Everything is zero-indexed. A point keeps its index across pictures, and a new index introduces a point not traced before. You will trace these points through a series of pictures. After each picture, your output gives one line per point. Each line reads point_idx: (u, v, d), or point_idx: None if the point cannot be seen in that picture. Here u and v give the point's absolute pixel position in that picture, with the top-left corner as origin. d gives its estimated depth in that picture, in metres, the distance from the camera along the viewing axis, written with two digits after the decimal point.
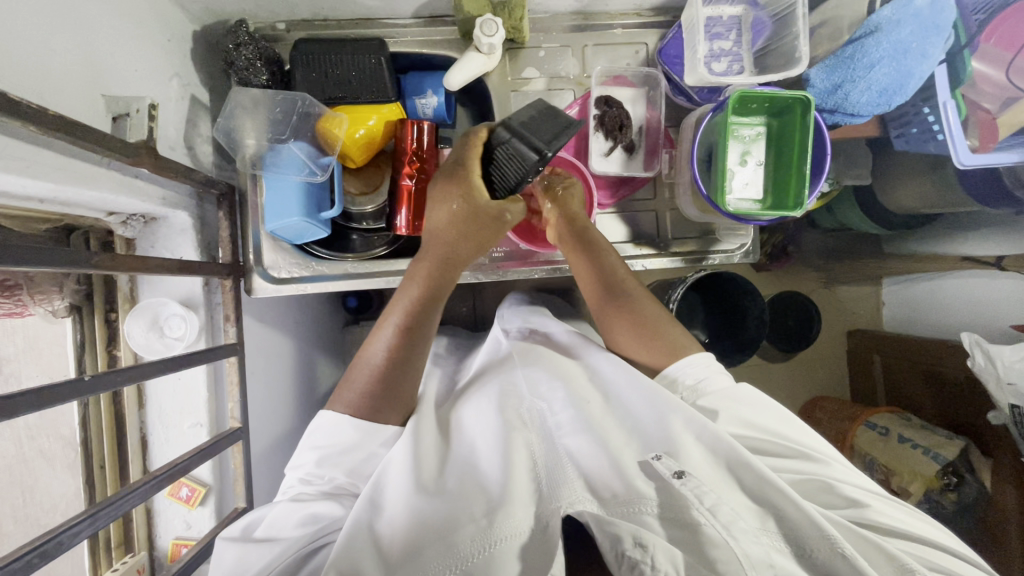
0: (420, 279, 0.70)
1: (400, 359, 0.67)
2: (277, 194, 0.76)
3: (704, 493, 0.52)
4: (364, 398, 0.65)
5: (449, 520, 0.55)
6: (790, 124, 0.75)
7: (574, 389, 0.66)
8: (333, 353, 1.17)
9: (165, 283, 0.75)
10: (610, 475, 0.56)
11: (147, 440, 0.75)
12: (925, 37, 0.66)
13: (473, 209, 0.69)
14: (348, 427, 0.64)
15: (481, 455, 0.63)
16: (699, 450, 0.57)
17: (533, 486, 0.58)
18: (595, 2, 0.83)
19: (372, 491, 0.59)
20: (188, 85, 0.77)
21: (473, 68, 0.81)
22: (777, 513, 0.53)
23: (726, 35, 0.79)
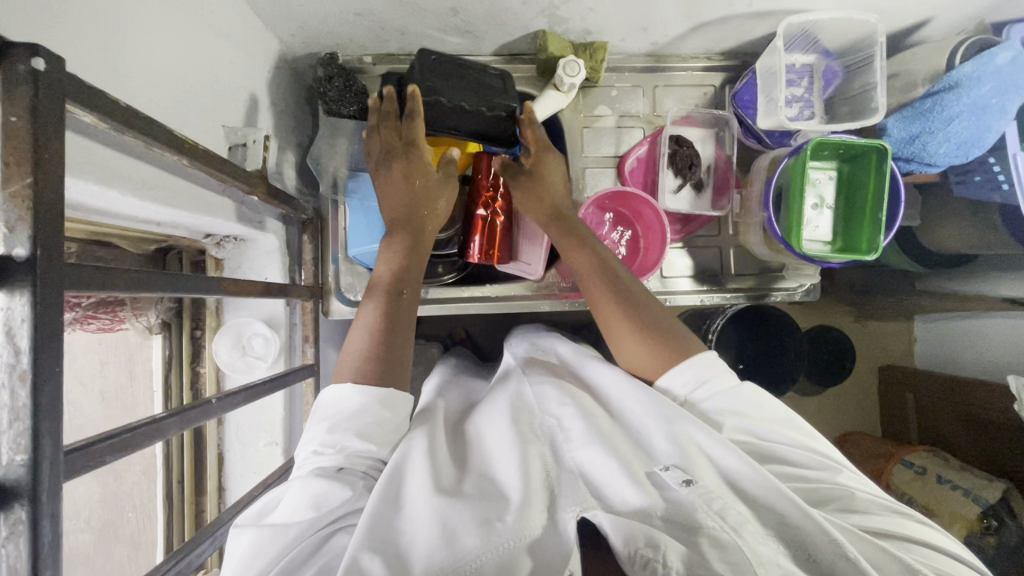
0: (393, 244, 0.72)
1: (388, 325, 0.65)
2: (362, 222, 0.80)
3: (712, 499, 0.52)
4: (363, 365, 0.62)
5: (476, 521, 0.51)
6: (863, 175, 0.77)
7: (584, 404, 0.64)
8: None
9: (249, 304, 0.77)
10: (625, 485, 0.54)
11: (224, 458, 0.76)
12: (1007, 94, 0.68)
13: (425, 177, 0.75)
14: (352, 392, 0.60)
15: (496, 465, 0.60)
16: (709, 466, 0.56)
17: (547, 491, 0.55)
18: (670, 45, 0.86)
19: (385, 491, 0.55)
20: (280, 114, 0.80)
21: (551, 106, 0.84)
22: (782, 521, 0.52)
23: (799, 82, 0.82)
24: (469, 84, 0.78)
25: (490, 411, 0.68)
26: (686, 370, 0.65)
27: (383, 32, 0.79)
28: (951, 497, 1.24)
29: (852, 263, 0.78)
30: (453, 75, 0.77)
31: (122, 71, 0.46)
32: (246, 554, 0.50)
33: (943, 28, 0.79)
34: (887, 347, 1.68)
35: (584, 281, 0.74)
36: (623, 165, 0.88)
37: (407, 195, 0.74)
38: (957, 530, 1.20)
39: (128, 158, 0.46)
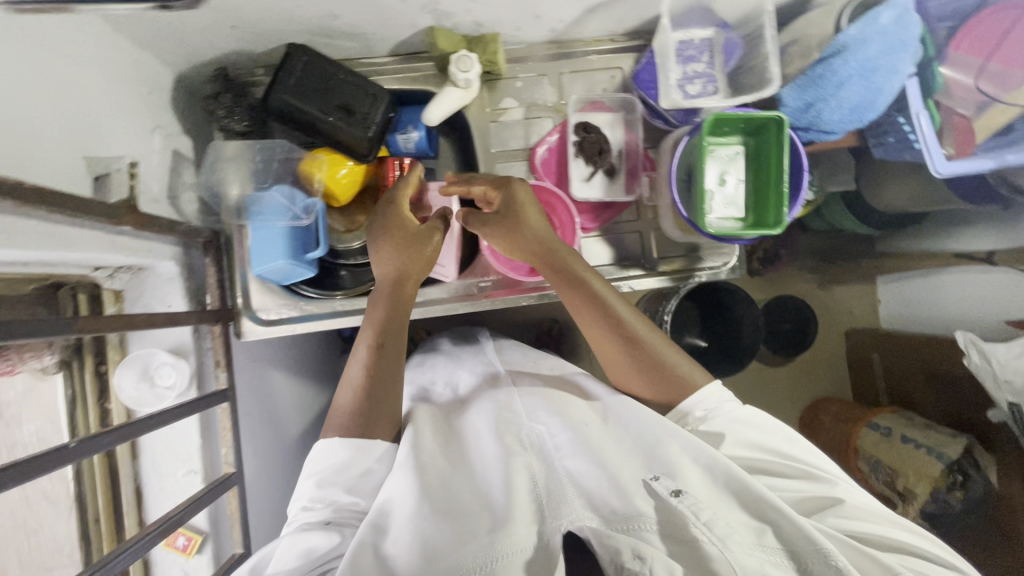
0: (382, 303, 0.72)
1: (377, 375, 0.70)
2: (263, 239, 0.78)
3: (700, 509, 0.54)
4: (352, 417, 0.68)
5: (458, 537, 0.56)
6: (762, 148, 0.76)
7: (570, 415, 0.68)
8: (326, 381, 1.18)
9: (153, 334, 0.76)
10: (610, 493, 0.57)
11: (142, 491, 0.75)
12: (894, 54, 0.66)
13: (402, 231, 0.73)
14: (339, 446, 0.66)
15: (483, 474, 0.64)
16: (698, 469, 0.59)
17: (533, 505, 0.59)
18: (569, 30, 0.84)
19: (375, 517, 0.60)
20: (170, 137, 0.77)
21: (452, 103, 0.81)
22: (772, 528, 0.54)
23: (699, 58, 0.80)
24: (333, 94, 0.74)
25: (481, 417, 0.72)
26: (693, 404, 0.67)
27: (266, 43, 0.77)
28: (915, 456, 1.26)
29: (763, 238, 0.77)
30: (316, 86, 0.73)
31: None
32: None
33: None
34: (852, 312, 1.68)
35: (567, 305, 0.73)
36: (534, 156, 0.86)
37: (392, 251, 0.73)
38: (922, 489, 1.22)
39: None
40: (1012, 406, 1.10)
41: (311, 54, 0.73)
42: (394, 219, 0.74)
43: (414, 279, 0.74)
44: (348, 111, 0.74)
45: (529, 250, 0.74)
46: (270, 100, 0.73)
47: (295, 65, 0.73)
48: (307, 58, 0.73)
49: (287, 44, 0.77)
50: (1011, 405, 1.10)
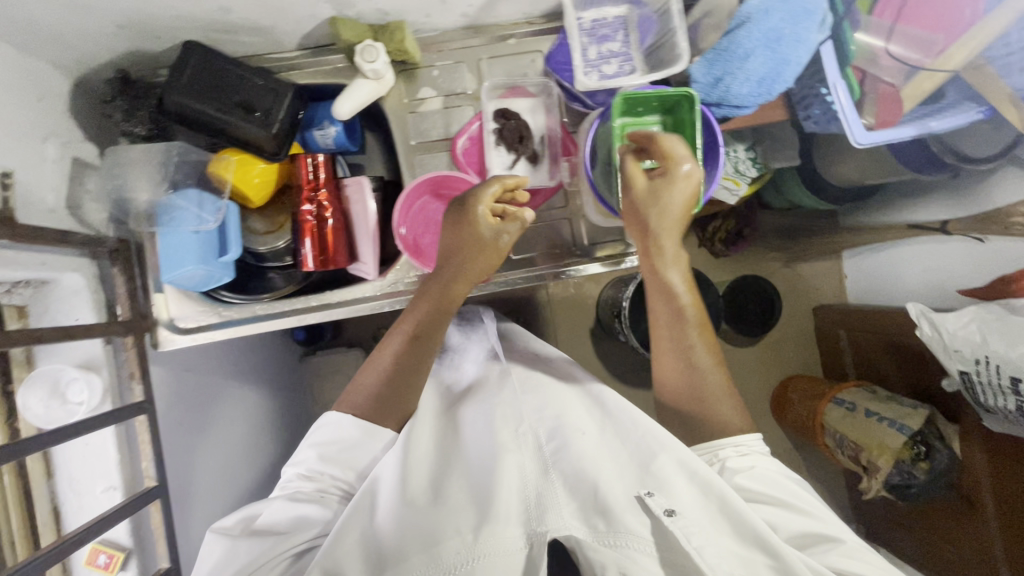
0: (424, 300, 0.76)
1: (405, 364, 0.74)
2: (171, 246, 0.75)
3: (692, 533, 0.58)
4: (370, 400, 0.73)
5: (434, 532, 0.60)
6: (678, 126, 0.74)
7: (569, 421, 0.71)
8: (266, 385, 1.17)
9: (61, 349, 0.73)
10: (603, 507, 0.61)
11: (60, 511, 0.73)
12: (798, 21, 0.65)
13: (471, 236, 0.73)
14: (349, 425, 0.72)
15: (477, 468, 0.67)
16: (685, 484, 0.62)
17: (522, 507, 0.63)
18: (482, 15, 0.81)
19: (364, 497, 0.64)
20: (69, 145, 0.74)
21: (363, 95, 0.79)
22: (761, 561, 0.58)
23: (613, 36, 0.78)
24: (231, 92, 0.73)
25: (476, 415, 0.75)
26: (724, 444, 0.70)
27: (162, 41, 0.74)
28: (877, 428, 1.25)
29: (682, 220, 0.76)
30: (212, 85, 0.72)
31: None
32: (222, 564, 0.62)
33: None
34: (819, 288, 1.67)
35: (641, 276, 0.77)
36: (455, 147, 0.84)
37: (457, 259, 0.75)
38: (886, 462, 1.22)
39: None
40: (963, 373, 1.07)
41: (203, 53, 0.72)
42: (468, 222, 0.72)
43: (467, 276, 0.76)
44: (249, 109, 0.73)
45: (639, 226, 0.73)
46: (167, 103, 0.71)
47: (188, 65, 0.71)
48: (201, 57, 0.72)
49: (183, 41, 0.74)
50: (963, 372, 1.07)
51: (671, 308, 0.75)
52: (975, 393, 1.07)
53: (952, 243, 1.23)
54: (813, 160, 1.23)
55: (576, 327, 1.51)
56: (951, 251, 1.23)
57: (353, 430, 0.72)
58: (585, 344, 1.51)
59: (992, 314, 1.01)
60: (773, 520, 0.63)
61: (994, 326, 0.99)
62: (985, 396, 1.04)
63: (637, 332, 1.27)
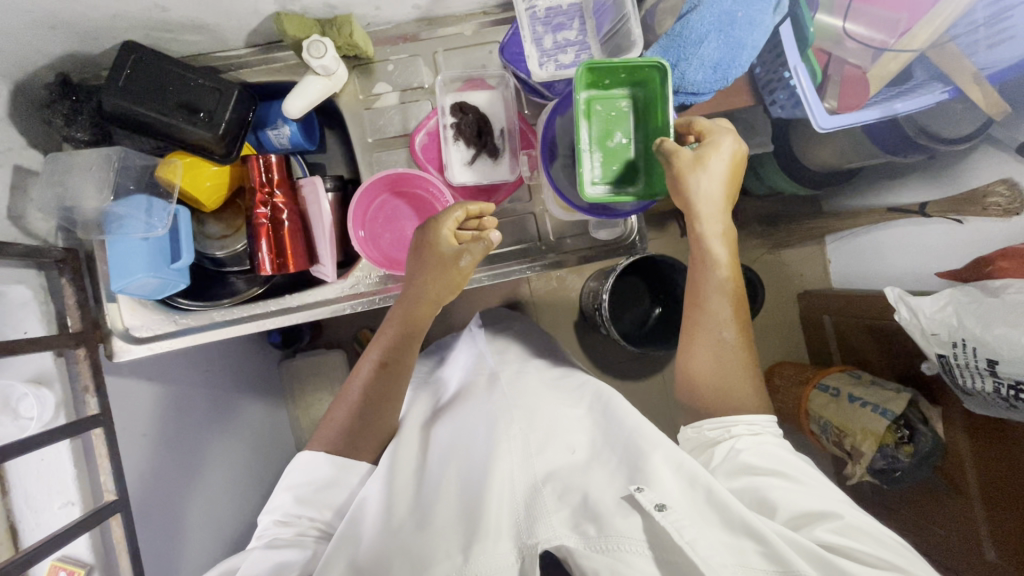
0: (390, 327, 0.77)
1: (376, 394, 0.75)
2: (117, 256, 0.72)
3: (683, 527, 0.56)
4: (340, 434, 0.73)
5: (425, 555, 0.59)
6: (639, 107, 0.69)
7: (549, 431, 0.71)
8: (241, 389, 1.15)
9: (9, 362, 0.68)
10: (596, 514, 0.60)
11: (15, 529, 0.69)
12: (752, 5, 0.64)
13: (432, 258, 0.74)
14: (324, 462, 0.71)
15: (473, 473, 0.67)
16: (673, 477, 0.62)
17: (512, 521, 0.62)
18: (435, 6, 0.79)
19: (348, 524, 0.62)
20: (9, 153, 0.72)
21: (314, 92, 0.77)
22: (752, 548, 0.55)
23: (569, 25, 0.76)
24: (173, 93, 0.70)
25: (476, 416, 0.75)
26: (740, 419, 0.73)
27: (100, 42, 0.72)
28: (862, 414, 1.24)
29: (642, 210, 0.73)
30: (151, 86, 0.69)
31: None
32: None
33: None
34: (803, 274, 1.66)
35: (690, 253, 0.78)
36: (413, 144, 0.82)
37: (421, 284, 0.75)
38: (869, 446, 1.21)
39: None
40: (942, 357, 1.06)
41: (141, 52, 0.69)
42: (431, 244, 0.73)
43: (429, 300, 0.76)
44: (193, 111, 0.70)
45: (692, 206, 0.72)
46: (104, 105, 0.69)
47: (125, 66, 0.68)
48: (138, 57, 0.69)
49: (122, 41, 0.72)
50: (941, 355, 1.06)
51: (706, 287, 0.77)
52: (954, 375, 1.06)
53: (932, 223, 1.21)
54: (790, 145, 1.21)
55: (558, 321, 1.50)
56: (931, 232, 1.21)
57: (321, 465, 0.71)
58: (569, 337, 1.50)
59: (967, 297, 0.99)
60: (773, 500, 0.63)
61: (970, 308, 0.98)
62: (963, 377, 1.03)
63: (617, 325, 1.26)
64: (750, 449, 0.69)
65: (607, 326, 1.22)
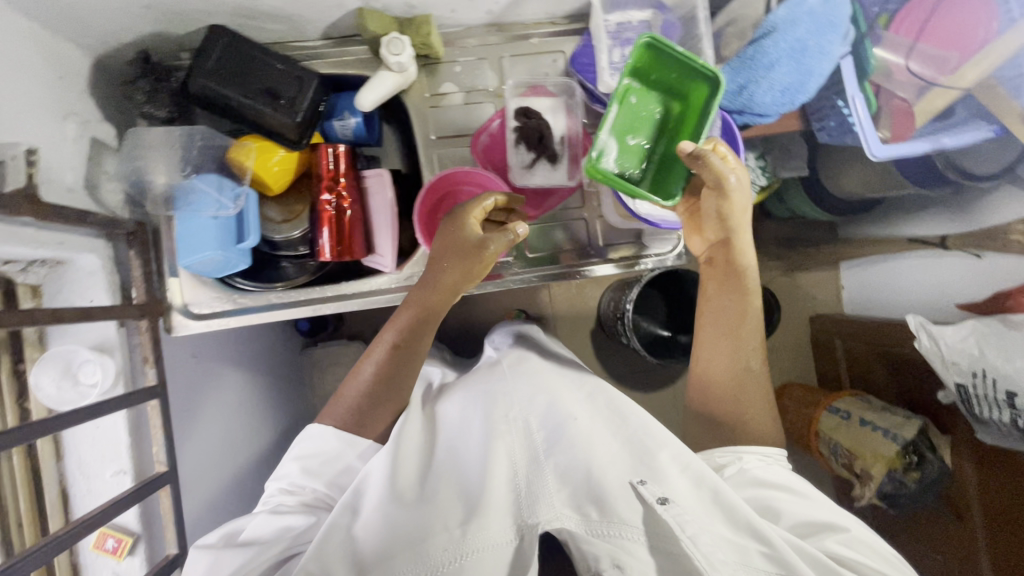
0: (410, 309, 0.76)
1: (388, 375, 0.75)
2: (189, 231, 0.75)
3: (685, 522, 0.56)
4: (351, 411, 0.74)
5: (424, 527, 0.60)
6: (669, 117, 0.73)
7: (560, 407, 0.70)
8: (267, 372, 1.16)
9: (75, 330, 0.72)
10: (594, 496, 0.60)
11: (68, 494, 0.73)
12: (823, 33, 0.66)
13: (462, 241, 0.73)
14: (331, 437, 0.73)
15: (470, 455, 0.68)
16: (681, 478, 0.61)
17: (511, 497, 0.63)
18: (507, 13, 0.82)
19: (352, 499, 0.64)
20: (88, 124, 0.74)
21: (386, 88, 0.79)
22: (756, 547, 0.56)
23: (637, 41, 0.78)
24: (256, 77, 0.72)
25: (477, 399, 0.75)
26: (759, 451, 0.72)
27: (186, 24, 0.73)
28: (872, 437, 1.26)
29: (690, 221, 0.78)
30: (236, 69, 0.72)
31: None
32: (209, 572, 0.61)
33: None
34: (815, 298, 1.68)
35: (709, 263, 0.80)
36: (476, 144, 0.84)
37: (445, 266, 0.75)
38: (879, 470, 1.23)
39: None
40: (960, 385, 1.09)
41: (231, 35, 0.71)
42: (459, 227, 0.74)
43: (448, 287, 0.75)
44: (273, 96, 0.73)
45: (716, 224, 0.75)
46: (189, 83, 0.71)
47: (213, 47, 0.71)
48: (228, 41, 0.71)
49: (207, 25, 0.74)
50: (959, 384, 1.09)
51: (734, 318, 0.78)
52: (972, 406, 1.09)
53: (948, 257, 1.25)
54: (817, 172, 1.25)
55: (577, 327, 1.51)
56: (947, 266, 1.25)
57: (328, 437, 0.73)
58: (586, 345, 1.52)
59: (990, 328, 1.02)
60: (777, 508, 0.64)
61: (992, 340, 1.01)
62: (981, 408, 1.05)
63: (639, 334, 1.27)
64: (761, 467, 0.70)
65: (630, 336, 1.24)
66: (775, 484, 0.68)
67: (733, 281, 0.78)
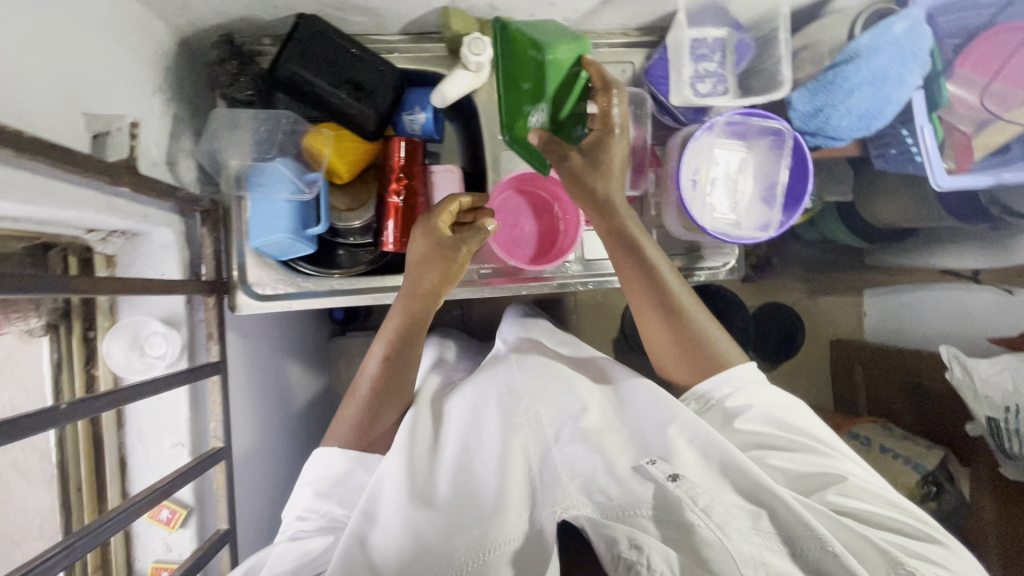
0: (397, 319, 0.74)
1: (385, 387, 0.74)
2: (263, 212, 0.76)
3: (697, 494, 0.57)
4: (353, 431, 0.73)
5: (447, 532, 0.60)
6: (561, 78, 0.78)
7: (576, 400, 0.72)
8: (301, 356, 1.17)
9: (146, 302, 0.74)
10: (608, 479, 0.61)
11: (126, 462, 0.74)
12: (906, 64, 0.68)
13: (435, 240, 0.73)
14: (337, 458, 0.72)
15: (480, 452, 0.68)
16: (689, 451, 0.63)
17: (528, 491, 0.64)
18: (583, 21, 0.83)
19: (368, 504, 0.64)
20: (171, 102, 0.75)
21: (461, 86, 0.80)
22: (767, 511, 0.57)
23: (710, 57, 0.80)
24: (342, 68, 0.74)
25: (483, 393, 0.75)
26: (724, 378, 0.71)
27: (276, 11, 0.75)
28: (892, 464, 1.22)
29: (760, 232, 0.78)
30: (325, 60, 0.73)
31: None
32: None
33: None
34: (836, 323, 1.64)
35: (614, 262, 0.75)
36: None
37: (418, 267, 0.74)
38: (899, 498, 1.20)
39: None
40: (991, 419, 1.08)
41: (323, 23, 0.71)
42: (430, 225, 0.74)
43: (422, 291, 0.74)
44: (356, 85, 0.75)
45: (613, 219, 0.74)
46: (276, 66, 0.71)
47: (302, 32, 0.70)
48: (318, 28, 0.71)
49: (295, 12, 0.74)
50: (989, 419, 1.08)
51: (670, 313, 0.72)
52: (999, 441, 1.08)
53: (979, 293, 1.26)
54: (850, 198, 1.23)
55: (599, 334, 1.50)
56: (977, 300, 1.26)
57: (334, 459, 0.72)
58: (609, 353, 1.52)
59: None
60: (776, 464, 0.64)
61: None
62: (1010, 443, 1.05)
63: None
64: (749, 415, 0.68)
65: None
66: (773, 438, 0.66)
67: (645, 268, 0.73)
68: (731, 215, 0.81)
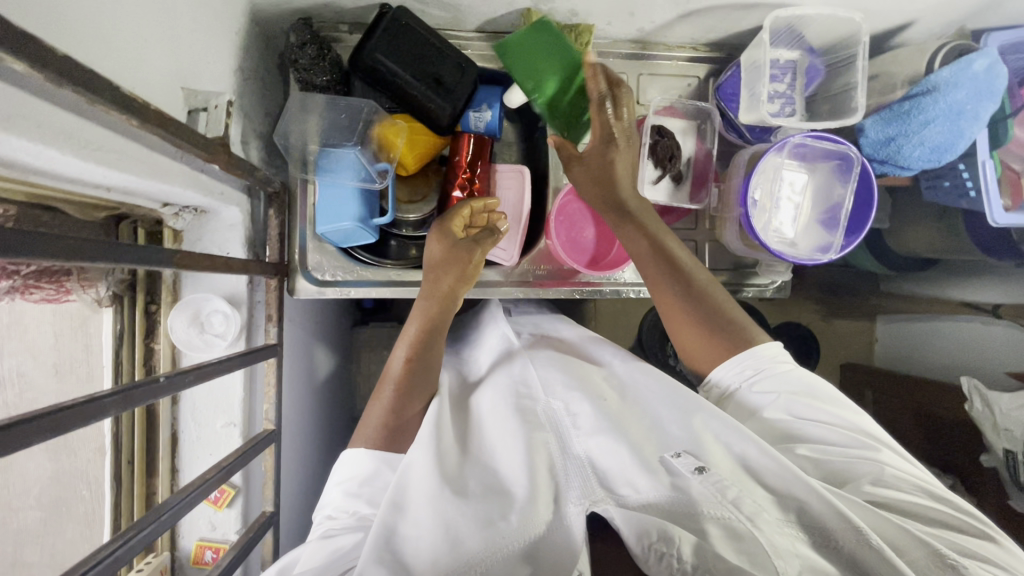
0: (417, 320, 0.75)
1: (409, 388, 0.70)
2: (332, 196, 0.76)
3: (726, 488, 0.52)
4: (381, 430, 0.68)
5: (477, 521, 0.52)
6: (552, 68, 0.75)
7: (590, 390, 0.66)
8: (330, 341, 1.17)
9: (209, 280, 0.73)
10: (637, 473, 0.54)
11: (178, 438, 0.74)
12: (981, 100, 0.71)
13: (451, 242, 0.75)
14: (365, 457, 0.66)
15: (500, 448, 0.62)
16: (720, 448, 0.56)
17: (554, 485, 0.56)
18: (656, 32, 0.84)
19: (395, 495, 0.56)
20: (248, 82, 0.74)
21: None
22: (800, 505, 0.51)
23: (782, 78, 0.81)
24: (422, 60, 0.74)
25: (495, 390, 0.71)
26: (743, 361, 0.67)
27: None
28: None
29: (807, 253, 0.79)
30: (409, 50, 0.73)
31: (79, 26, 0.42)
32: None
33: (926, 30, 0.81)
34: None
35: (641, 266, 0.72)
36: None
37: (434, 269, 0.75)
38: None
39: (70, 115, 0.43)
40: (1009, 454, 0.96)
41: (410, 15, 0.73)
42: (444, 226, 0.76)
43: (441, 290, 0.75)
44: (433, 78, 0.75)
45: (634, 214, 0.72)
46: (359, 51, 0.72)
47: (389, 21, 0.72)
48: (405, 21, 0.72)
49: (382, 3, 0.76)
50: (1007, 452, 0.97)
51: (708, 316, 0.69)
52: (1016, 477, 0.96)
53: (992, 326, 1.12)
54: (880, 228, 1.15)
55: None
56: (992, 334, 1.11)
57: (365, 460, 0.65)
58: None
59: None
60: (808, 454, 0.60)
61: None
62: None
63: None
64: (773, 404, 0.65)
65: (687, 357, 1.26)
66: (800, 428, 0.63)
67: (672, 268, 0.70)
68: (788, 235, 0.82)
